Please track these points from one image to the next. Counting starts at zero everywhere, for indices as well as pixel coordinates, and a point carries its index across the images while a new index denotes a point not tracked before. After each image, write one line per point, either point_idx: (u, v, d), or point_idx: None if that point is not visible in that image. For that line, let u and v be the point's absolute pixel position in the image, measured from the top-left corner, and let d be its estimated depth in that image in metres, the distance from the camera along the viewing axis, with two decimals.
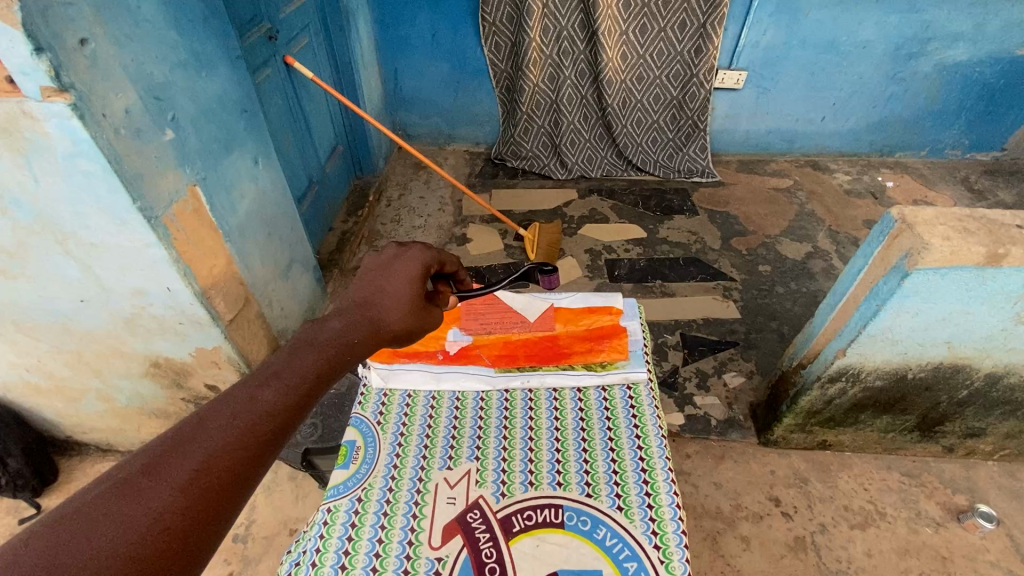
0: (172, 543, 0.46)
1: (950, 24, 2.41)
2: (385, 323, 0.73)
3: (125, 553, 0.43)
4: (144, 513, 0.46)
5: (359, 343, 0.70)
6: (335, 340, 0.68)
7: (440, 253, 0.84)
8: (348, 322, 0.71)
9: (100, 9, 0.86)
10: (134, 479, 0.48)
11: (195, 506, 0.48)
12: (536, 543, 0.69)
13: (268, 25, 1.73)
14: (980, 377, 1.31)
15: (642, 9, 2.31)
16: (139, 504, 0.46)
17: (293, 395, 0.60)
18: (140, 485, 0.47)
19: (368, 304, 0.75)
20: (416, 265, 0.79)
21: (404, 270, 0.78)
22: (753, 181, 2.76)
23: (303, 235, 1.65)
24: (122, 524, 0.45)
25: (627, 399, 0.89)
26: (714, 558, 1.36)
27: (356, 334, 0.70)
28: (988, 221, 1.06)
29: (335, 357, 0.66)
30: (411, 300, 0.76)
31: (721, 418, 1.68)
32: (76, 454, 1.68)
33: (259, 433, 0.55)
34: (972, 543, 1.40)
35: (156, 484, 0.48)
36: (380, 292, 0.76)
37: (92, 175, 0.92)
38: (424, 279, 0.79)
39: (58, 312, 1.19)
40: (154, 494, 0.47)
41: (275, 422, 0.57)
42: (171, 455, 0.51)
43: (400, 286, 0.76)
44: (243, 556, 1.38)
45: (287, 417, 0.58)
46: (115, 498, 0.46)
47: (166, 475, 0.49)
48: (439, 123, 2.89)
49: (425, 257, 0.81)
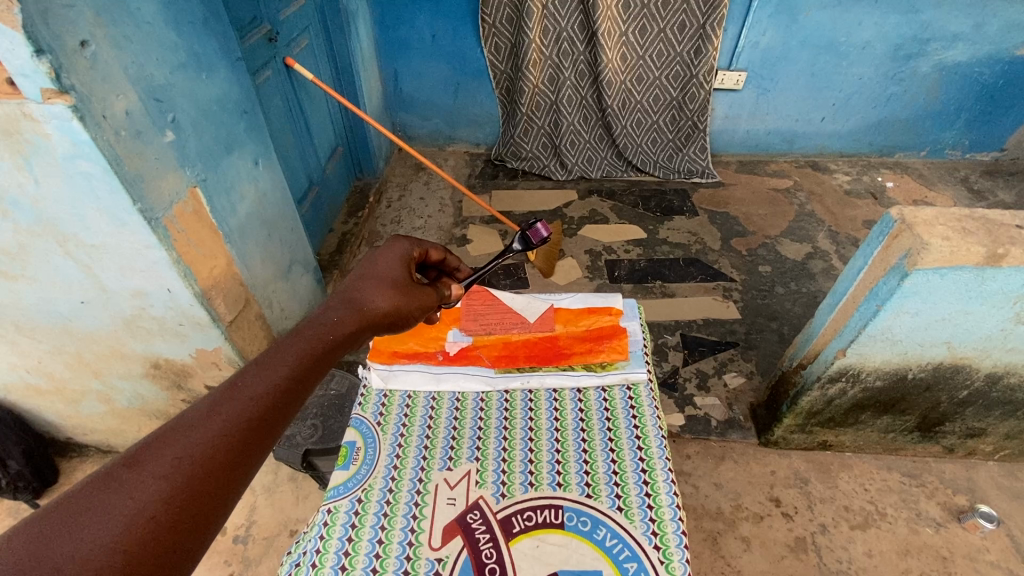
0: (159, 531, 0.46)
1: (949, 24, 2.42)
2: (371, 305, 0.74)
3: (110, 544, 0.43)
4: (127, 504, 0.46)
5: (346, 325, 0.70)
6: (318, 323, 0.68)
7: (422, 241, 0.89)
8: (333, 308, 0.72)
9: (101, 11, 0.86)
10: (118, 471, 0.48)
11: (180, 494, 0.48)
12: (536, 543, 0.69)
13: (268, 26, 1.74)
14: (981, 377, 1.31)
15: (641, 10, 2.31)
16: (122, 495, 0.46)
17: (277, 379, 0.60)
18: (123, 477, 0.48)
19: (353, 289, 0.76)
20: (399, 253, 0.84)
21: (387, 258, 0.82)
22: (753, 181, 2.76)
23: (303, 236, 1.65)
24: (106, 516, 0.45)
25: (627, 399, 0.89)
26: (714, 558, 1.36)
27: (342, 316, 0.71)
28: (988, 221, 1.06)
29: (320, 340, 0.66)
30: (396, 281, 0.79)
31: (721, 418, 1.68)
32: (76, 455, 1.68)
33: (243, 420, 0.55)
34: (972, 543, 1.40)
35: (139, 475, 0.48)
36: (365, 277, 0.78)
37: (92, 177, 0.92)
38: (406, 265, 0.83)
39: (58, 314, 1.19)
40: (138, 485, 0.47)
41: (260, 407, 0.57)
42: (154, 445, 0.51)
43: (384, 272, 0.80)
44: (243, 557, 1.38)
45: (273, 400, 0.58)
46: (99, 490, 0.46)
47: (149, 465, 0.49)
48: (439, 124, 2.89)
49: (405, 249, 0.84)
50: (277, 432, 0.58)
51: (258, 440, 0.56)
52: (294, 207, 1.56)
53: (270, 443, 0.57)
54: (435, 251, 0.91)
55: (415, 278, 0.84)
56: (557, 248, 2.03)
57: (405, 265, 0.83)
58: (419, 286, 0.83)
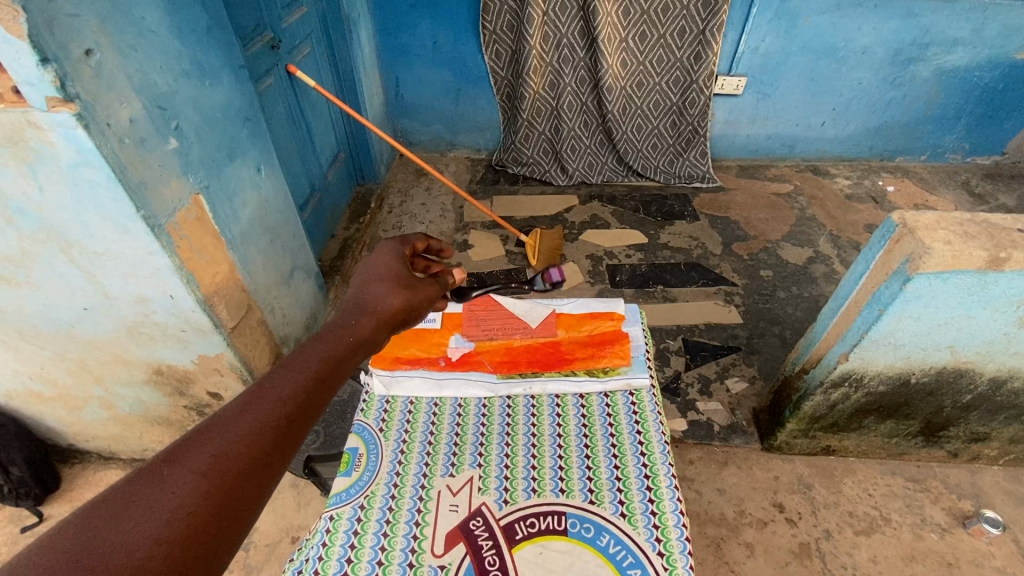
0: (199, 524, 0.46)
1: (949, 29, 2.42)
2: (382, 306, 0.74)
3: (154, 537, 0.44)
4: (168, 499, 0.46)
5: (359, 327, 0.70)
6: (335, 328, 0.69)
7: (409, 237, 0.88)
8: (346, 313, 0.72)
9: (105, 20, 0.87)
10: (158, 469, 0.49)
11: (217, 487, 0.49)
12: (540, 550, 0.69)
13: (270, 34, 1.75)
14: (984, 382, 1.31)
15: (641, 16, 2.32)
16: (163, 491, 0.47)
17: (302, 380, 0.60)
18: (163, 474, 0.48)
19: (361, 294, 0.76)
20: (395, 250, 0.84)
21: (383, 260, 0.82)
22: (753, 186, 2.77)
23: (305, 242, 1.65)
24: (148, 509, 0.45)
25: (630, 404, 0.89)
26: (718, 564, 1.35)
27: (355, 319, 0.71)
28: (990, 225, 1.05)
29: (340, 342, 0.67)
30: (399, 279, 0.79)
31: (723, 423, 1.67)
32: (77, 462, 1.67)
33: (272, 419, 0.55)
34: (978, 549, 1.39)
35: (177, 472, 0.49)
36: (368, 282, 0.78)
37: (97, 184, 0.92)
38: (404, 262, 0.83)
39: (60, 320, 1.19)
40: (177, 481, 0.48)
41: (288, 405, 0.57)
42: (189, 445, 0.51)
43: (384, 271, 0.80)
44: (245, 564, 1.38)
45: (299, 399, 0.58)
46: (139, 487, 0.47)
47: (186, 462, 0.49)
48: (440, 130, 2.90)
49: (398, 249, 0.84)
50: (306, 429, 0.58)
51: (289, 437, 0.56)
52: (295, 213, 1.56)
53: (300, 442, 0.57)
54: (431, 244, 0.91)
55: (415, 274, 0.84)
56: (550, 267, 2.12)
57: (404, 262, 0.83)
58: (420, 280, 0.82)
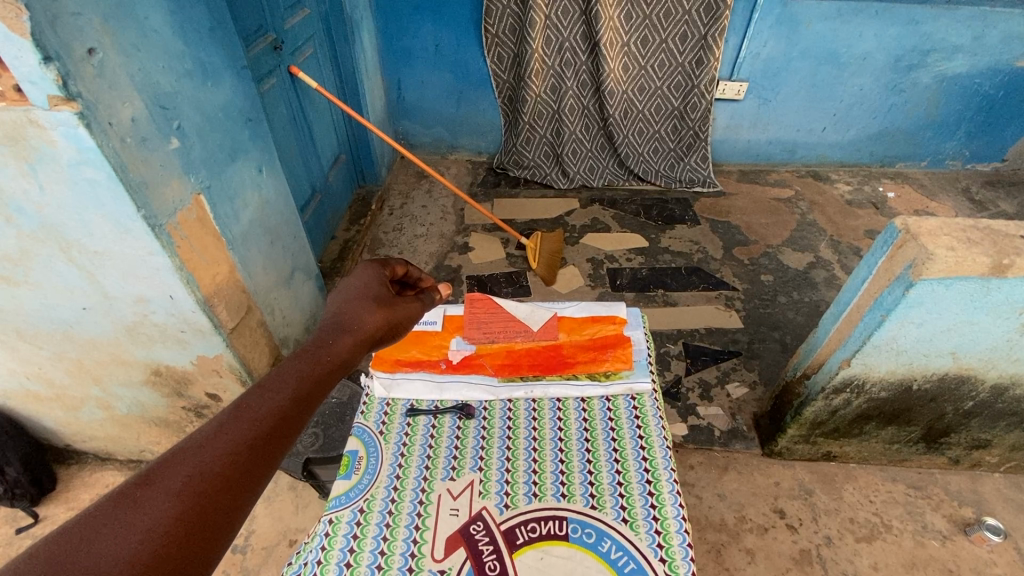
0: (172, 547, 0.46)
1: (950, 36, 2.43)
2: (362, 325, 0.74)
3: (128, 559, 0.43)
4: (141, 518, 0.46)
5: (339, 345, 0.69)
6: (314, 347, 0.68)
7: (390, 261, 0.87)
8: (325, 331, 0.71)
9: (108, 19, 0.86)
10: (132, 490, 0.48)
11: (192, 510, 0.48)
12: (540, 555, 0.68)
13: (273, 36, 1.75)
14: (986, 389, 1.31)
15: (642, 22, 2.32)
16: (137, 511, 0.46)
17: (281, 400, 0.60)
18: (137, 495, 0.48)
19: (340, 312, 0.75)
20: (376, 272, 0.83)
21: (364, 280, 0.81)
22: (754, 191, 2.77)
23: (306, 244, 1.65)
24: (122, 531, 0.45)
25: (632, 410, 0.89)
26: (718, 570, 1.35)
27: (334, 338, 0.70)
28: (993, 232, 1.05)
29: (318, 361, 0.66)
30: (379, 298, 0.78)
31: (724, 428, 1.67)
32: (74, 462, 1.66)
33: (248, 439, 0.55)
34: (979, 556, 1.38)
35: (153, 492, 0.48)
36: (348, 300, 0.77)
37: (98, 183, 0.92)
38: (386, 283, 0.83)
39: (58, 320, 1.19)
40: (152, 502, 0.47)
41: (266, 425, 0.57)
42: (165, 467, 0.51)
43: (365, 290, 0.79)
44: (241, 566, 1.37)
45: (278, 419, 0.58)
46: (114, 509, 0.46)
47: (162, 483, 0.49)
48: (441, 133, 2.91)
49: (379, 272, 0.83)
50: (283, 449, 0.58)
51: (265, 458, 0.56)
52: (297, 214, 1.56)
53: (277, 462, 0.57)
54: (415, 270, 0.90)
55: (397, 293, 0.83)
56: (552, 269, 2.16)
57: (385, 283, 0.82)
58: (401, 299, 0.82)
